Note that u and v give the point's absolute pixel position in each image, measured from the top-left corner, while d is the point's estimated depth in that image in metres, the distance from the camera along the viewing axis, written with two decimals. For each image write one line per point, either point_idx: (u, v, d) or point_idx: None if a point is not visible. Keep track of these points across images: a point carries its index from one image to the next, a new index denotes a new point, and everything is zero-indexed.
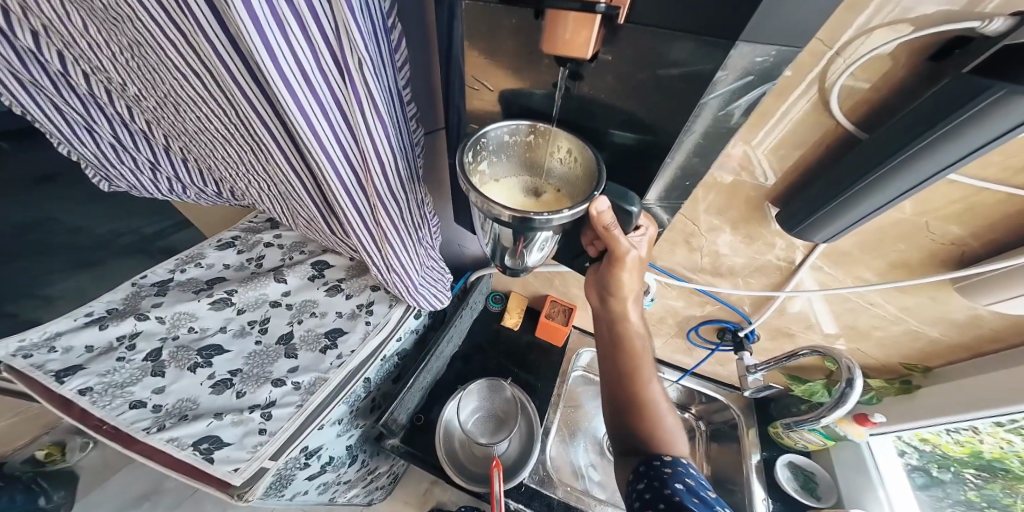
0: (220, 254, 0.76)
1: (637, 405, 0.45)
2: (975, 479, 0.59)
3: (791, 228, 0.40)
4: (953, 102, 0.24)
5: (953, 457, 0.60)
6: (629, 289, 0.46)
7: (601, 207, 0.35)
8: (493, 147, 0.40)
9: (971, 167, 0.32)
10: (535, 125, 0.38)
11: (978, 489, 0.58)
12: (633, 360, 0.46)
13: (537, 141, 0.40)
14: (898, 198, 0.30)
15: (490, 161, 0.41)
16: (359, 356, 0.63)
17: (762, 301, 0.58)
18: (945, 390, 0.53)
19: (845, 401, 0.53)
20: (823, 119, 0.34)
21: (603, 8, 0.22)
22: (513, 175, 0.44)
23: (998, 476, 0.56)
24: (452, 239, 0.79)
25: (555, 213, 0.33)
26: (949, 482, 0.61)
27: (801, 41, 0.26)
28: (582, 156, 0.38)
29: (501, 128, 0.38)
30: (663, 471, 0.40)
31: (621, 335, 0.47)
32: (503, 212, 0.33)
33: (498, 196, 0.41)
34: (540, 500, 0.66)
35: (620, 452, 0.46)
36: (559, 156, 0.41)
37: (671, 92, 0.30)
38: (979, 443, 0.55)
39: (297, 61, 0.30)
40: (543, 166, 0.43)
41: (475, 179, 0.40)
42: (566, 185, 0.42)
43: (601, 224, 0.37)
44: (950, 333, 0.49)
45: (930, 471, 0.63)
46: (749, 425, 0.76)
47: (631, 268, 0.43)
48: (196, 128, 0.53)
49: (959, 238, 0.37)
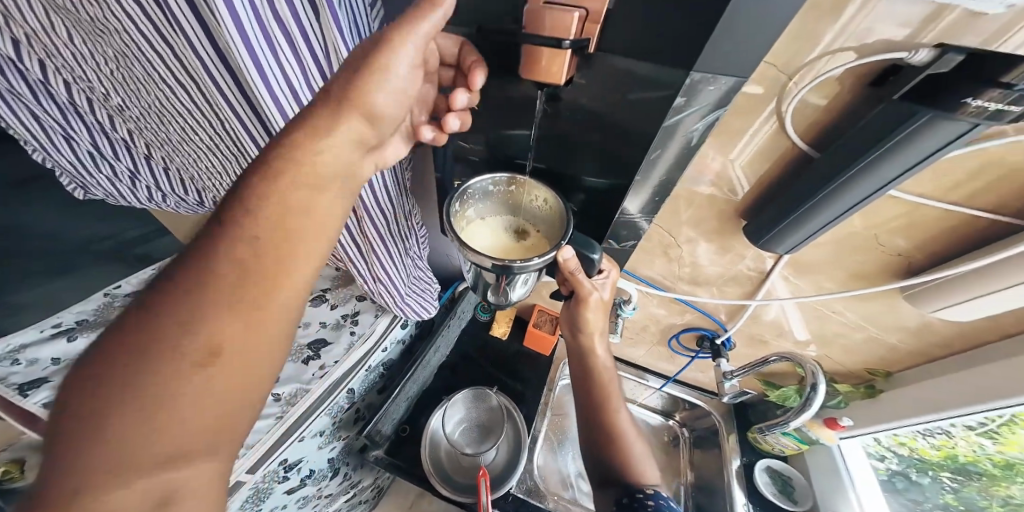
0: None
1: (609, 436, 0.50)
2: (952, 482, 0.61)
3: (757, 240, 0.42)
4: (889, 125, 0.27)
5: (930, 461, 0.62)
6: (596, 327, 0.50)
7: (566, 254, 0.40)
8: (479, 195, 0.44)
9: (909, 185, 0.35)
10: (514, 177, 0.42)
11: (955, 492, 0.61)
12: (603, 393, 0.51)
13: (517, 190, 0.44)
14: (850, 209, 0.33)
15: (476, 208, 0.45)
16: (344, 367, 0.62)
17: (737, 309, 0.61)
18: (906, 393, 0.56)
19: (811, 405, 0.55)
20: (781, 137, 0.37)
21: (569, 44, 0.24)
22: (497, 216, 0.47)
23: (975, 479, 0.58)
24: (441, 250, 0.80)
25: (529, 259, 0.37)
26: (928, 486, 0.64)
27: (741, 73, 0.28)
28: (555, 205, 0.42)
29: (483, 180, 0.42)
30: (646, 503, 0.44)
31: (592, 368, 0.52)
32: (485, 259, 0.37)
33: (480, 240, 0.44)
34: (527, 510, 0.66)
35: (598, 483, 0.50)
36: (537, 203, 0.44)
37: (640, 113, 0.32)
38: (954, 446, 0.57)
39: (286, 78, 0.31)
40: (525, 210, 0.46)
41: (461, 225, 0.44)
42: (546, 226, 0.45)
43: (567, 268, 0.42)
44: (906, 340, 0.52)
45: (909, 475, 0.65)
46: (729, 431, 0.77)
47: (594, 308, 0.48)
48: (180, 137, 0.54)
49: (905, 250, 0.41)
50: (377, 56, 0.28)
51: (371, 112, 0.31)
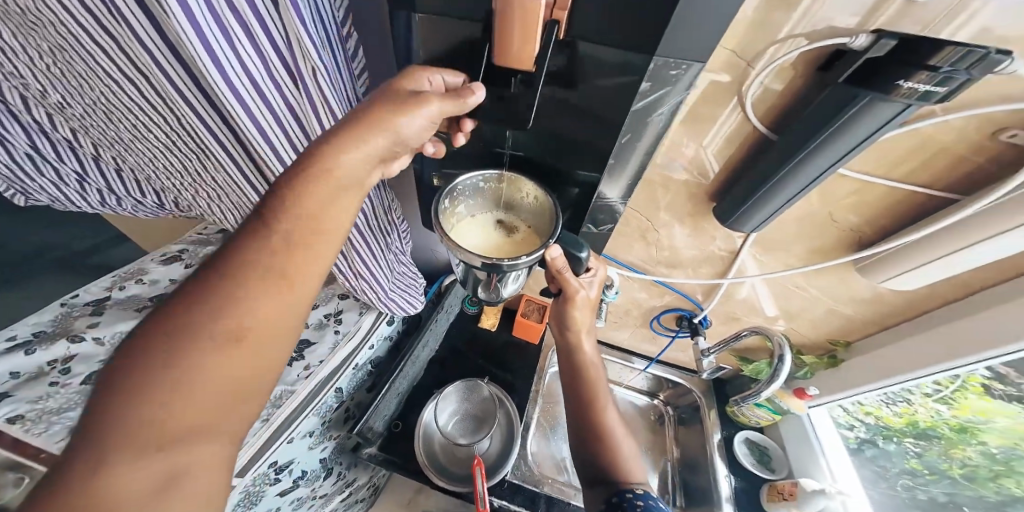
0: (166, 270, 0.73)
1: (598, 433, 0.52)
2: (915, 448, 0.64)
3: (725, 220, 0.44)
4: (836, 105, 0.29)
5: (894, 428, 0.65)
6: (583, 324, 0.52)
7: (554, 253, 0.41)
8: (469, 192, 0.44)
9: (858, 165, 0.38)
10: (503, 175, 0.43)
11: (918, 457, 0.64)
12: (591, 389, 0.53)
13: (506, 187, 0.44)
14: (807, 187, 0.35)
15: (467, 203, 0.45)
16: (329, 366, 0.61)
17: (711, 289, 0.63)
18: (865, 360, 0.60)
19: (778, 375, 0.59)
20: (744, 121, 0.39)
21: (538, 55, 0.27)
22: (486, 212, 0.47)
23: (934, 444, 0.61)
24: (424, 245, 0.80)
25: (518, 258, 0.37)
26: (895, 452, 0.67)
27: (700, 57, 0.29)
28: (545, 201, 0.43)
29: (473, 176, 0.42)
30: (635, 503, 0.45)
31: (580, 365, 0.54)
32: (475, 259, 0.37)
33: (469, 237, 0.43)
34: (524, 495, 0.66)
35: (588, 482, 0.51)
36: (527, 200, 0.45)
37: (609, 100, 0.33)
38: (915, 413, 0.62)
39: (245, 69, 0.30)
40: (515, 206, 0.46)
41: (451, 222, 0.43)
42: (535, 221, 0.45)
43: (555, 266, 0.43)
44: (862, 311, 0.56)
45: (877, 442, 0.69)
46: (710, 407, 0.81)
47: (580, 306, 0.50)
48: (131, 136, 0.51)
49: (857, 226, 0.44)
50: (419, 103, 0.32)
51: (399, 138, 0.34)
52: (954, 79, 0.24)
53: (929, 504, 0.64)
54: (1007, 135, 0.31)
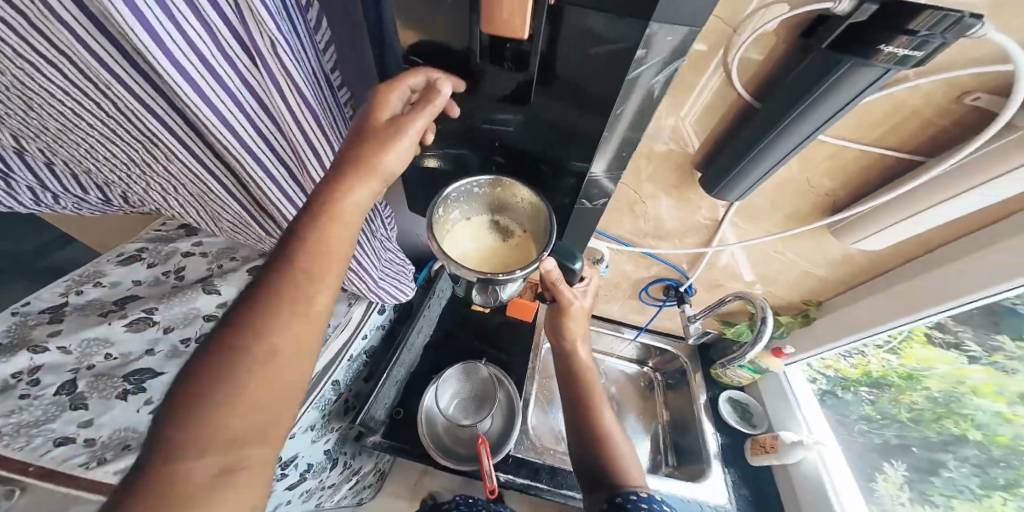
0: (126, 270, 0.68)
1: (595, 432, 0.52)
2: (870, 395, 0.69)
3: (711, 189, 0.45)
4: (818, 72, 0.30)
5: (851, 378, 0.71)
6: (578, 332, 0.56)
7: (548, 266, 0.46)
8: (463, 197, 0.43)
9: (836, 131, 0.39)
10: (498, 180, 0.42)
11: (873, 403, 0.69)
12: (586, 389, 0.55)
13: (501, 191, 0.44)
14: (789, 154, 0.36)
15: (461, 208, 0.45)
16: (325, 358, 0.59)
17: (696, 258, 0.66)
18: (834, 317, 0.64)
19: (761, 337, 0.62)
20: (728, 90, 0.40)
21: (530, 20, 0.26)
22: (482, 214, 0.47)
23: (885, 390, 0.67)
24: (409, 229, 0.78)
25: (512, 273, 0.38)
26: (852, 401, 0.72)
27: (695, 23, 0.27)
28: (539, 208, 0.42)
29: (467, 183, 0.42)
30: (636, 501, 0.43)
31: (576, 369, 0.57)
32: (468, 274, 0.38)
33: (464, 243, 0.45)
34: (528, 468, 0.67)
35: (587, 487, 0.49)
36: (521, 204, 0.44)
37: (600, 70, 0.31)
38: (868, 363, 0.67)
39: (193, 45, 0.26)
40: (511, 208, 0.46)
41: (444, 229, 0.44)
42: (530, 226, 0.45)
43: (550, 278, 0.49)
44: (833, 271, 0.60)
45: (836, 393, 0.75)
46: (695, 370, 0.85)
47: (574, 314, 0.54)
48: (59, 127, 0.44)
49: (831, 190, 0.46)
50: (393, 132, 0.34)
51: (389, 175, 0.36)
52: (930, 43, 0.24)
53: (885, 446, 0.68)
54: (971, 98, 0.32)
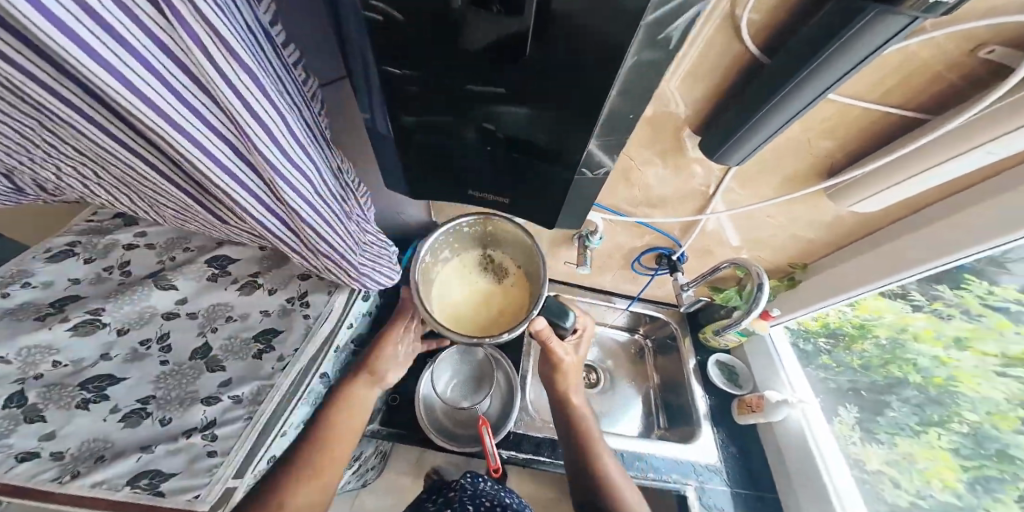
0: (57, 267, 0.63)
1: (592, 463, 0.55)
2: (826, 345, 0.76)
3: (712, 153, 0.44)
4: (837, 24, 0.27)
5: (811, 330, 0.77)
6: (571, 373, 0.60)
7: (538, 325, 0.52)
8: (455, 234, 0.50)
9: (846, 88, 0.37)
10: (486, 218, 0.50)
11: (829, 352, 0.76)
12: (581, 424, 0.58)
13: (490, 227, 0.51)
14: (796, 116, 0.34)
15: (453, 247, 0.52)
16: (309, 352, 0.57)
17: (689, 225, 0.65)
18: (820, 278, 0.65)
19: (757, 303, 0.62)
20: (733, 43, 0.36)
21: None
22: (472, 248, 0.54)
23: (840, 339, 0.73)
24: (390, 206, 0.73)
25: (500, 334, 0.43)
26: (810, 351, 0.79)
27: None
28: (529, 249, 0.49)
29: (459, 222, 0.49)
30: None
31: (569, 405, 0.60)
32: (459, 337, 0.43)
33: (454, 288, 0.50)
34: (528, 443, 0.68)
35: None
36: (510, 239, 0.51)
37: (592, 17, 0.24)
38: (828, 316, 0.71)
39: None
40: (499, 242, 0.53)
41: (435, 271, 0.51)
42: (522, 263, 0.52)
43: (537, 331, 0.54)
44: (823, 233, 0.60)
45: (798, 344, 0.81)
46: (684, 334, 0.87)
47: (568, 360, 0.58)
48: None
49: (830, 151, 0.45)
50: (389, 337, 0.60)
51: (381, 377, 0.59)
52: None
53: (835, 390, 0.75)
54: (985, 52, 0.31)
